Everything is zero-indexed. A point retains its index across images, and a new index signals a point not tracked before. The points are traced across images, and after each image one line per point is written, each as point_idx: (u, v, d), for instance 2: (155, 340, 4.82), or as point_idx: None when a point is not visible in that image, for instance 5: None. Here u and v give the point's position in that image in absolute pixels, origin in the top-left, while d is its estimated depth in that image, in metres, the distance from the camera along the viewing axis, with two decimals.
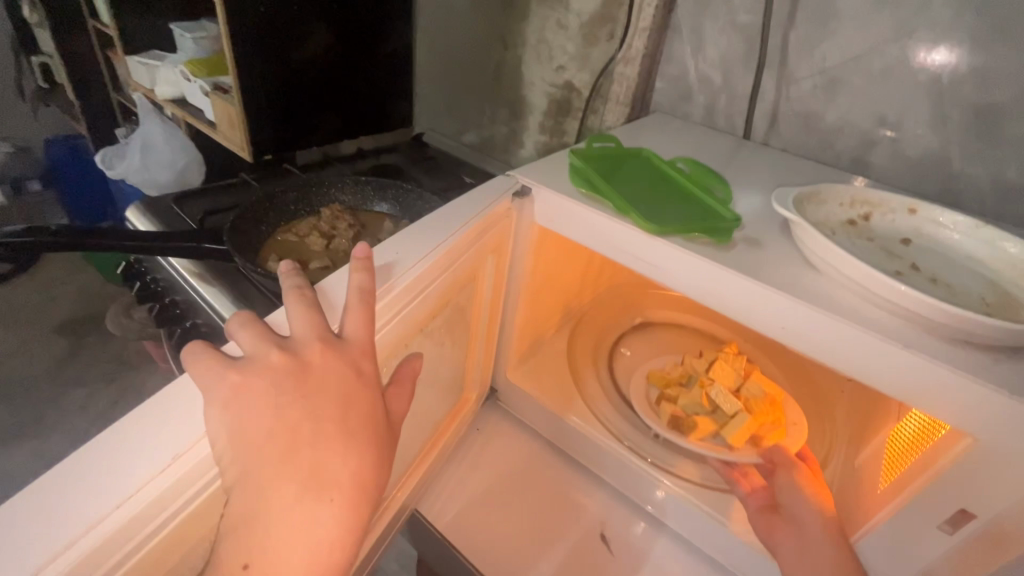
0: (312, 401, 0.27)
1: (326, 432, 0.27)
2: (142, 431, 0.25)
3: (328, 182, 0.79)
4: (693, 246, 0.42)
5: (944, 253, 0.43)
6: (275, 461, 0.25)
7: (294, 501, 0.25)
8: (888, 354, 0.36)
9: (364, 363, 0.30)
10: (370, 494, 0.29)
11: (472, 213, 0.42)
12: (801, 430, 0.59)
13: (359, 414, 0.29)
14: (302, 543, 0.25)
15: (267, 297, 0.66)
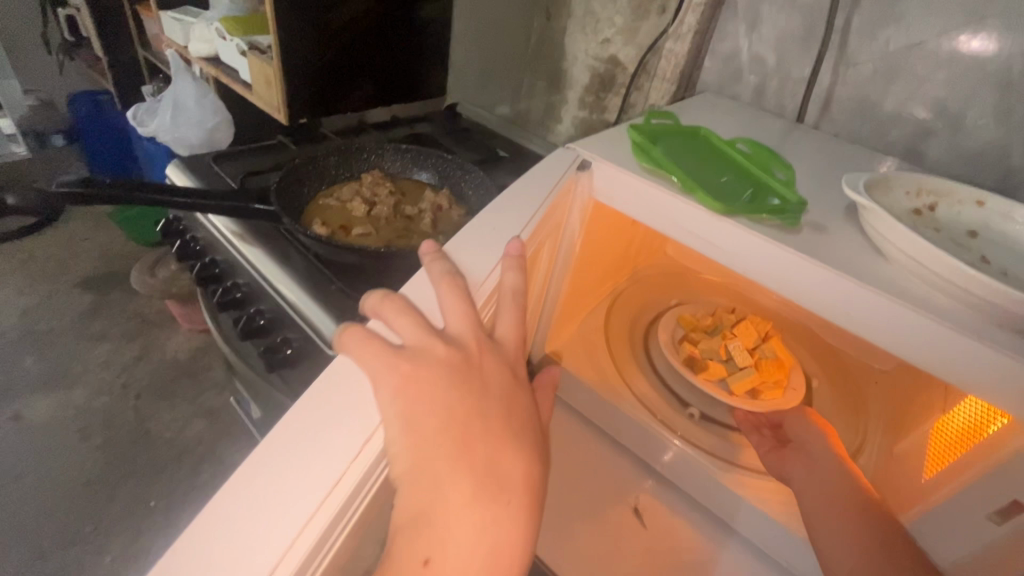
0: (477, 396, 0.31)
1: (492, 430, 0.30)
2: (321, 432, 0.28)
3: (369, 148, 0.78)
4: (761, 227, 0.42)
5: (1013, 248, 0.42)
6: (451, 450, 0.28)
7: (470, 498, 0.27)
8: (927, 332, 0.37)
9: (518, 368, 0.35)
10: (536, 504, 0.31)
11: (545, 194, 0.45)
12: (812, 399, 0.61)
13: (519, 415, 0.33)
14: (479, 541, 0.27)
15: (310, 261, 0.66)
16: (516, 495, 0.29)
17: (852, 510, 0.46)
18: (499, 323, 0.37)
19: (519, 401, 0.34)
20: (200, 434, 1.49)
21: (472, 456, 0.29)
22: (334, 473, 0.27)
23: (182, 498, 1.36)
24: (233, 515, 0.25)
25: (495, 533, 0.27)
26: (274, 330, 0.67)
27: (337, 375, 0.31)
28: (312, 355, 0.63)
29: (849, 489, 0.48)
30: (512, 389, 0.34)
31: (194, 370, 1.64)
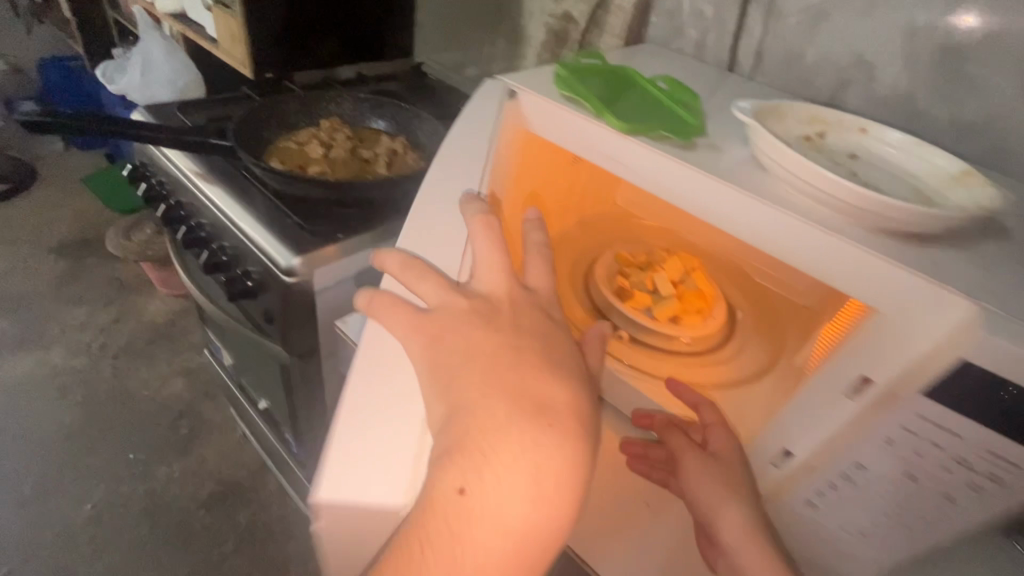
0: (503, 332, 0.42)
1: (523, 359, 0.41)
2: (387, 393, 0.43)
3: (328, 96, 0.82)
4: (660, 144, 0.47)
5: (885, 166, 0.48)
6: (480, 377, 0.39)
7: (512, 418, 0.37)
8: (788, 231, 0.42)
9: (549, 309, 0.46)
10: (581, 424, 0.40)
11: (487, 130, 0.52)
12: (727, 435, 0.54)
13: (554, 346, 0.43)
14: (525, 454, 0.36)
15: (267, 198, 0.70)
16: (558, 420, 0.38)
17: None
18: (531, 275, 0.48)
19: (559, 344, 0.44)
20: (178, 391, 1.53)
21: (507, 382, 0.39)
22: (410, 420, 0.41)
23: (160, 450, 1.40)
24: (360, 456, 0.41)
25: (537, 446, 0.36)
26: (236, 265, 0.71)
27: (382, 344, 0.44)
28: (269, 285, 0.67)
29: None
30: (549, 333, 0.44)
31: (171, 332, 1.67)
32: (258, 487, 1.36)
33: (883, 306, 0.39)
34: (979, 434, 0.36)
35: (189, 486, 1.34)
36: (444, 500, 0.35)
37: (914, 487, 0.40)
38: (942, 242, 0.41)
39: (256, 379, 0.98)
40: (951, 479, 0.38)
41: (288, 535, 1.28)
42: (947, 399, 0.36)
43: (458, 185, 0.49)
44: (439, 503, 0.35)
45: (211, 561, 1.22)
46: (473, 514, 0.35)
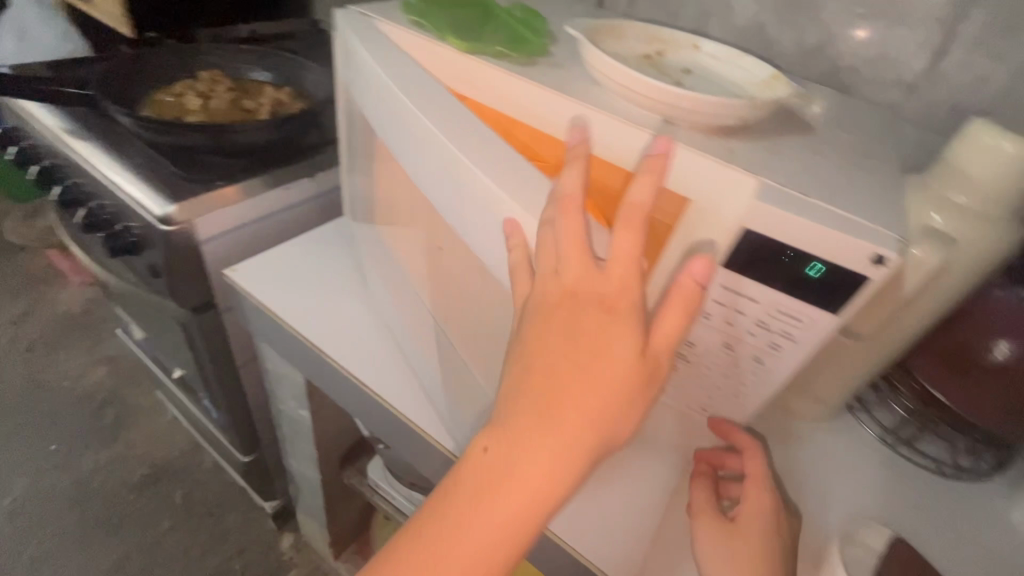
0: (569, 320, 0.37)
1: (570, 354, 0.36)
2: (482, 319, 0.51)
3: (207, 49, 0.81)
4: (503, 64, 0.49)
5: (712, 77, 0.52)
6: (527, 358, 0.38)
7: (534, 410, 0.36)
8: (612, 129, 0.44)
9: (618, 301, 0.36)
10: (600, 436, 0.36)
11: (382, 43, 0.53)
12: (761, 485, 0.50)
13: (612, 341, 0.36)
14: (539, 450, 0.36)
15: (142, 151, 0.69)
16: (562, 437, 0.36)
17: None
18: (616, 247, 0.36)
19: (620, 337, 0.36)
20: (101, 380, 1.47)
21: (546, 376, 0.36)
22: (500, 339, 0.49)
23: (85, 439, 1.36)
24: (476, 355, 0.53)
25: (549, 442, 0.36)
26: (116, 223, 0.69)
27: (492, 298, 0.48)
28: (149, 239, 0.66)
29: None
30: (602, 327, 0.36)
31: (90, 322, 1.60)
32: (192, 465, 1.34)
33: (699, 187, 0.40)
34: (770, 295, 0.41)
35: (118, 472, 1.31)
36: (470, 455, 0.38)
37: (732, 354, 0.46)
38: (746, 136, 0.45)
39: (168, 348, 0.97)
40: (756, 339, 0.44)
41: (227, 508, 1.28)
42: (741, 265, 0.41)
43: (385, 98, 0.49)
44: (466, 457, 0.38)
45: (146, 541, 1.21)
46: (485, 478, 0.37)
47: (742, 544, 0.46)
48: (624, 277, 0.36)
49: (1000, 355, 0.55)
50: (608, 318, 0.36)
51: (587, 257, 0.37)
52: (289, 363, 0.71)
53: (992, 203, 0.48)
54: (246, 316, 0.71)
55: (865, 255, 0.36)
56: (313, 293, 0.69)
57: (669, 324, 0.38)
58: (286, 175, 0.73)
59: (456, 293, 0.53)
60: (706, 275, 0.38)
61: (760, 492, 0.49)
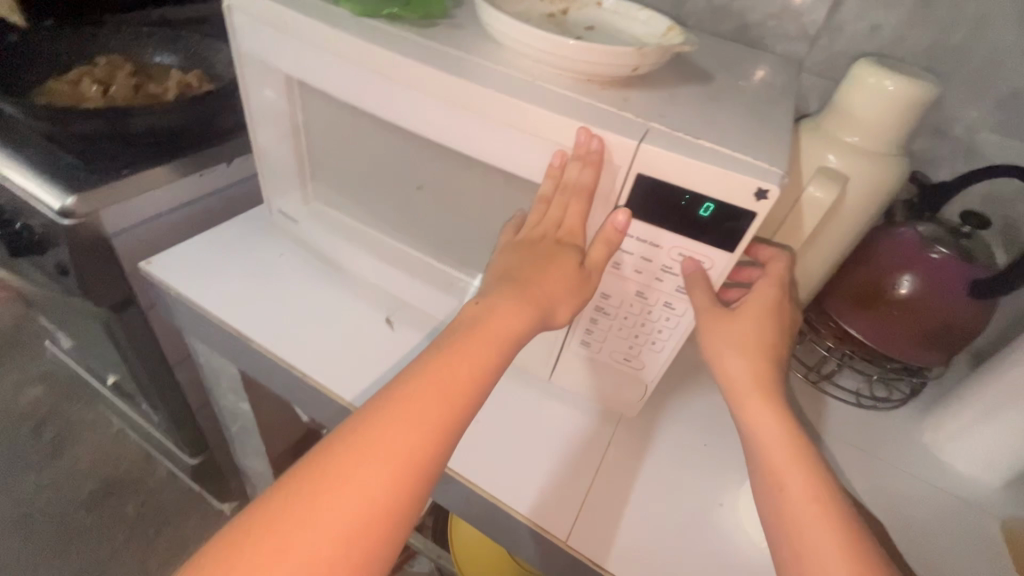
0: (534, 247, 0.45)
1: (532, 257, 0.45)
2: (444, 273, 0.59)
3: (104, 32, 0.76)
4: (398, 27, 0.48)
5: (615, 33, 0.52)
6: (506, 258, 0.46)
7: (502, 290, 0.44)
8: (515, 83, 0.44)
9: (568, 237, 0.45)
10: (528, 328, 0.43)
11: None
12: (777, 282, 0.50)
13: (558, 258, 0.44)
14: (493, 317, 0.43)
15: (38, 142, 0.65)
16: (452, 384, 0.39)
17: (770, 475, 0.43)
18: (570, 210, 0.44)
19: (563, 261, 0.44)
20: (37, 399, 1.39)
21: (516, 266, 0.45)
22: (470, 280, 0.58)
23: (23, 460, 1.28)
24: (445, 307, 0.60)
25: (503, 314, 0.43)
26: (16, 221, 0.65)
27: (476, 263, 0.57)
28: (53, 236, 0.62)
29: (771, 453, 0.44)
30: (555, 250, 0.45)
31: (21, 339, 1.51)
32: (145, 476, 1.29)
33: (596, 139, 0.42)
34: (674, 240, 0.42)
35: (65, 490, 1.25)
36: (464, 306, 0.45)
37: (645, 302, 0.47)
38: (643, 88, 0.46)
39: (98, 355, 0.92)
40: (663, 285, 0.45)
41: (185, 515, 1.24)
42: (637, 211, 0.42)
43: (313, 52, 0.49)
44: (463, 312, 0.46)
45: (100, 557, 1.16)
46: (462, 317, 0.43)
47: (751, 345, 0.47)
48: (574, 222, 0.44)
49: (905, 289, 0.59)
50: (559, 246, 0.45)
51: (558, 213, 0.45)
52: (220, 355, 0.69)
53: (878, 141, 0.51)
54: (170, 311, 0.68)
55: (750, 189, 0.38)
56: (232, 280, 0.66)
57: (600, 256, 0.44)
58: (198, 161, 0.70)
59: (455, 252, 0.58)
60: (626, 224, 0.43)
61: (770, 298, 0.49)
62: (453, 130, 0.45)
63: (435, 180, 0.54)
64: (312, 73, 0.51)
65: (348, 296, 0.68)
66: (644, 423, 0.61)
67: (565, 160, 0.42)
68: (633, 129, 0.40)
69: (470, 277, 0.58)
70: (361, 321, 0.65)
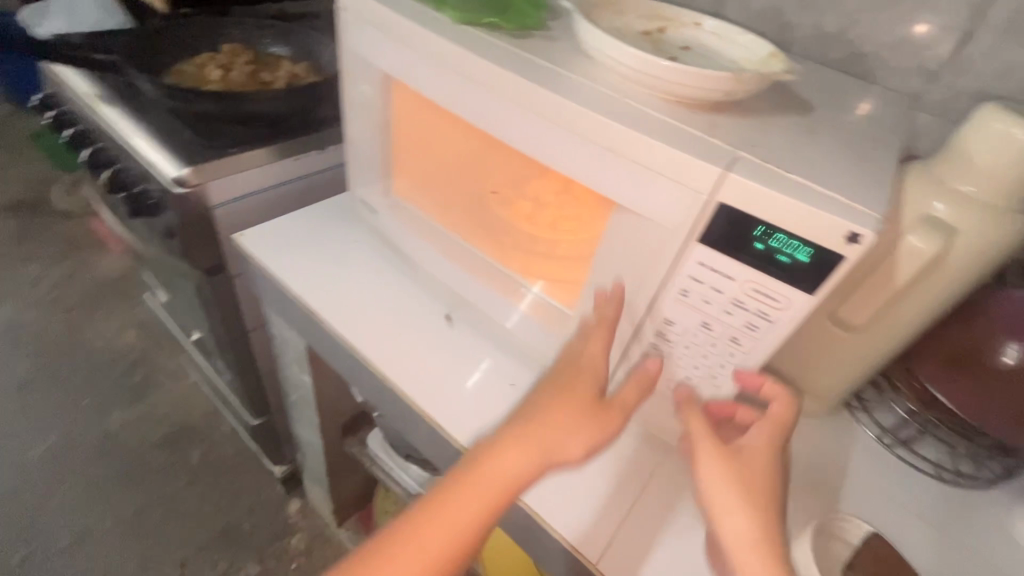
0: (557, 378, 0.49)
1: (552, 389, 0.48)
2: (506, 278, 0.60)
3: (230, 23, 0.84)
4: (495, 35, 0.49)
5: (711, 56, 0.51)
6: (533, 390, 0.50)
7: (518, 419, 0.47)
8: (601, 99, 0.43)
9: (591, 376, 0.49)
10: (534, 470, 0.45)
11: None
12: (772, 430, 0.47)
13: (574, 394, 0.48)
14: (501, 453, 0.45)
15: (163, 117, 0.73)
16: (451, 525, 0.42)
17: None
18: (591, 345, 0.49)
19: (580, 393, 0.48)
20: (132, 343, 1.55)
21: (534, 399, 0.48)
22: (534, 292, 0.58)
23: (114, 395, 1.43)
24: (506, 313, 0.61)
25: (505, 457, 0.44)
26: (137, 185, 0.73)
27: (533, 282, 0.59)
28: (166, 200, 0.69)
29: None
30: (575, 381, 0.48)
31: (127, 287, 1.68)
32: (212, 428, 1.40)
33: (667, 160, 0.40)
34: (747, 274, 0.40)
35: (142, 429, 1.38)
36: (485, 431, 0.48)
37: (711, 334, 0.45)
38: (735, 114, 0.44)
39: (188, 312, 1.01)
40: (733, 321, 0.43)
41: (242, 471, 1.34)
42: (714, 240, 0.40)
43: (412, 55, 0.51)
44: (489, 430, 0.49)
45: (165, 495, 1.28)
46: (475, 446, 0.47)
47: (750, 485, 0.44)
48: (593, 359, 0.49)
49: (1010, 358, 0.52)
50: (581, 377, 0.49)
51: (582, 348, 0.50)
52: (291, 328, 0.74)
53: (996, 193, 0.47)
54: (254, 281, 0.73)
55: (839, 232, 0.35)
56: (312, 261, 0.70)
57: (628, 396, 0.49)
58: (295, 146, 0.75)
59: (523, 258, 0.59)
60: (654, 369, 0.49)
61: (773, 434, 0.47)
62: (532, 140, 0.46)
63: (509, 185, 0.55)
64: (408, 76, 0.53)
65: (414, 288, 0.70)
66: None
67: (642, 183, 0.41)
68: (719, 156, 0.39)
69: (530, 285, 0.59)
70: (424, 315, 0.67)
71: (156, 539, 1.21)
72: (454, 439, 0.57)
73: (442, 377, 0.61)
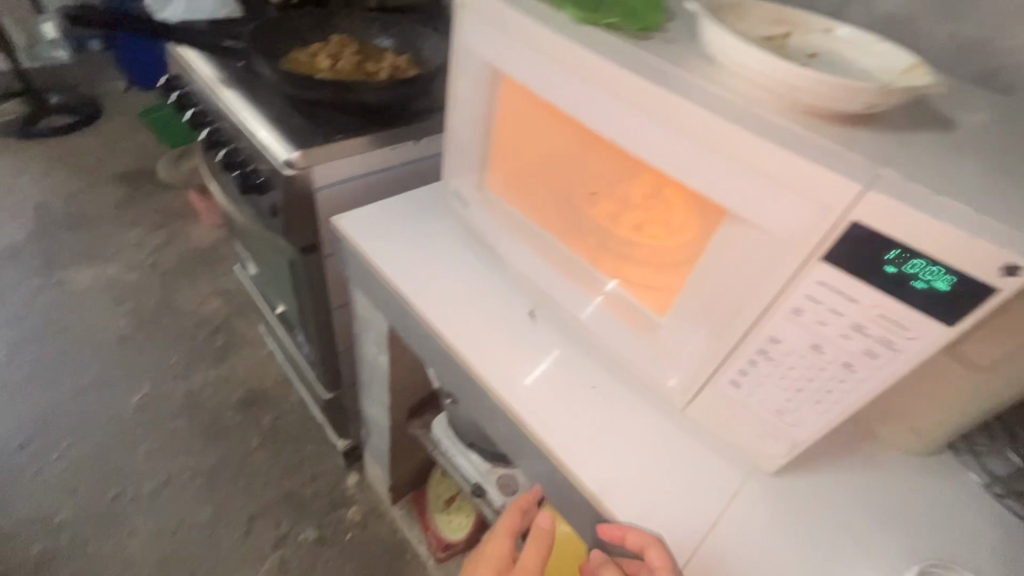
0: (483, 565, 0.58)
1: (480, 574, 0.58)
2: (587, 273, 0.60)
3: (341, 15, 0.88)
4: (615, 35, 0.49)
5: (841, 64, 0.48)
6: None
7: None
8: (724, 104, 0.42)
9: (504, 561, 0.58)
10: None
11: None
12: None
13: (491, 575, 0.57)
14: None
15: (277, 102, 0.78)
16: None
17: None
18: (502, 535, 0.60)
19: (491, 572, 0.57)
20: (215, 310, 1.66)
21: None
22: (615, 288, 0.58)
23: (198, 356, 1.55)
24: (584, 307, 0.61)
25: None
26: (249, 164, 0.78)
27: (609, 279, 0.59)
28: (274, 181, 0.74)
29: None
30: (489, 566, 0.58)
31: (216, 258, 1.81)
32: (283, 396, 1.49)
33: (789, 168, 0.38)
34: (874, 298, 0.38)
35: (221, 390, 1.48)
36: None
37: (821, 357, 0.43)
38: (870, 127, 0.42)
39: (277, 285, 1.08)
40: (850, 345, 0.41)
41: (308, 439, 1.41)
42: (840, 259, 0.38)
43: (528, 53, 0.52)
44: None
45: (238, 453, 1.37)
46: None
47: None
48: (501, 547, 0.58)
49: None
50: (494, 563, 0.58)
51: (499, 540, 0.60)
52: (377, 310, 0.77)
53: None
54: (346, 263, 0.77)
55: (993, 261, 0.33)
56: (403, 248, 0.73)
57: (528, 558, 0.56)
58: (393, 136, 0.78)
59: (615, 260, 0.58)
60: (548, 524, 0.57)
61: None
62: (646, 143, 0.46)
63: (608, 186, 0.55)
64: (522, 73, 0.54)
65: (498, 281, 0.71)
66: (781, 480, 0.56)
67: (761, 193, 0.40)
68: (857, 171, 0.37)
69: (608, 283, 0.59)
70: (507, 308, 0.68)
71: (228, 494, 1.30)
72: (533, 433, 0.57)
73: (521, 370, 0.62)
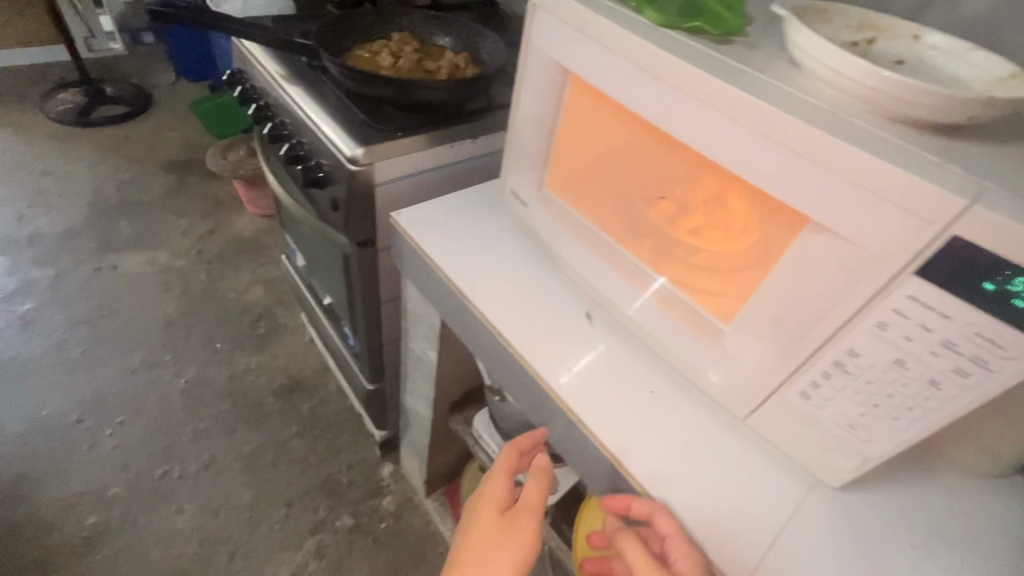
0: (486, 509, 0.55)
1: (481, 517, 0.54)
2: (644, 273, 0.60)
3: (401, 13, 0.90)
4: (697, 40, 0.49)
5: (931, 72, 0.47)
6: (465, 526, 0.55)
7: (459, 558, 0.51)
8: (814, 112, 0.42)
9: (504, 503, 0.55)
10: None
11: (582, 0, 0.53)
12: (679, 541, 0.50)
13: (496, 517, 0.54)
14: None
15: (340, 98, 0.80)
16: None
17: None
18: (501, 483, 0.57)
19: (493, 514, 0.54)
20: (257, 298, 1.71)
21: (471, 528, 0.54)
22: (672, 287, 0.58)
23: (241, 343, 1.59)
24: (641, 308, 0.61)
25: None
26: (311, 158, 0.80)
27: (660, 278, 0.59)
28: (337, 176, 0.76)
29: None
30: (491, 508, 0.55)
31: (258, 247, 1.85)
32: (321, 384, 1.52)
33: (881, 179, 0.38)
34: (970, 317, 0.38)
35: (263, 376, 1.53)
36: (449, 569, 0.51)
37: (903, 373, 0.43)
38: (967, 139, 0.41)
39: (325, 277, 1.10)
40: (938, 363, 0.41)
41: (345, 428, 1.44)
42: (937, 275, 0.38)
43: (604, 57, 0.52)
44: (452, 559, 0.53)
45: (278, 438, 1.41)
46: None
47: None
48: (502, 490, 0.56)
49: None
50: (496, 505, 0.55)
51: (500, 485, 0.57)
52: (431, 306, 0.78)
53: None
54: (402, 259, 0.78)
55: None
56: (459, 246, 0.73)
57: (533, 494, 0.55)
58: (452, 134, 0.79)
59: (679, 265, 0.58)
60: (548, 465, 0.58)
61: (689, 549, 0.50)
62: (728, 149, 0.45)
63: (676, 190, 0.55)
64: (597, 76, 0.54)
65: (553, 282, 0.72)
66: (845, 495, 0.55)
67: (852, 204, 0.39)
68: (961, 185, 0.36)
69: (659, 281, 0.59)
70: (563, 309, 0.69)
71: (268, 477, 1.34)
72: (588, 432, 0.58)
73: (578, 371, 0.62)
